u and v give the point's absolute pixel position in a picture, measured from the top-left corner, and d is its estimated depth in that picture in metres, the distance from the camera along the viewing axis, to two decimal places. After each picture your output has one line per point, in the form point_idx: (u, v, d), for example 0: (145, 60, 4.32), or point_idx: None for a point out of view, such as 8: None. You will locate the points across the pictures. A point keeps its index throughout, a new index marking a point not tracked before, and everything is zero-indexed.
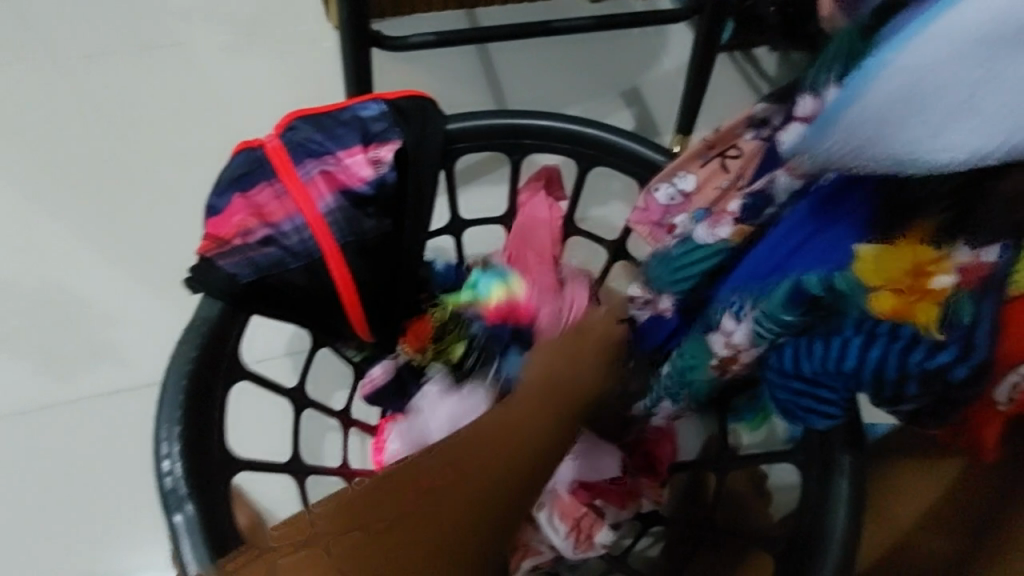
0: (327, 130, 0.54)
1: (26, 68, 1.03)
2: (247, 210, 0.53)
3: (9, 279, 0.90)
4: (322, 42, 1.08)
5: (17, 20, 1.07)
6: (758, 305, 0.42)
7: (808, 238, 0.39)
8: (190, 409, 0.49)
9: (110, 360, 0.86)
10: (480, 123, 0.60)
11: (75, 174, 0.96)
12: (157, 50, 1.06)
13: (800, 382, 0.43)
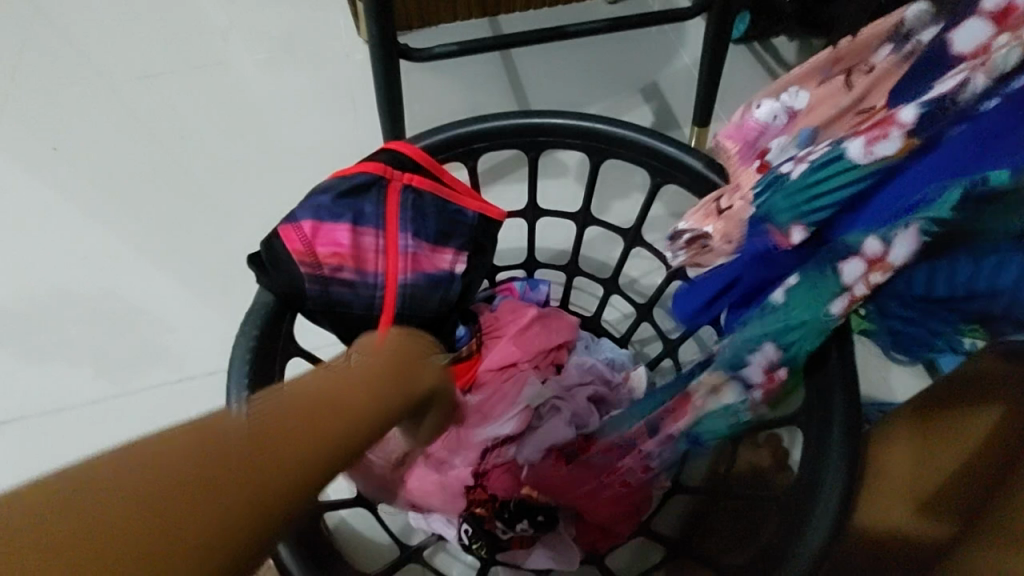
0: (426, 213, 0.63)
1: (94, 93, 1.14)
2: (338, 241, 0.59)
3: (85, 285, 1.00)
4: (356, 54, 1.16)
5: (84, 51, 1.18)
6: (920, 214, 0.40)
7: (974, 145, 0.38)
8: (254, 374, 0.54)
9: (175, 353, 0.95)
10: (498, 123, 0.64)
11: (139, 187, 1.06)
12: (208, 71, 1.16)
13: (920, 306, 0.45)
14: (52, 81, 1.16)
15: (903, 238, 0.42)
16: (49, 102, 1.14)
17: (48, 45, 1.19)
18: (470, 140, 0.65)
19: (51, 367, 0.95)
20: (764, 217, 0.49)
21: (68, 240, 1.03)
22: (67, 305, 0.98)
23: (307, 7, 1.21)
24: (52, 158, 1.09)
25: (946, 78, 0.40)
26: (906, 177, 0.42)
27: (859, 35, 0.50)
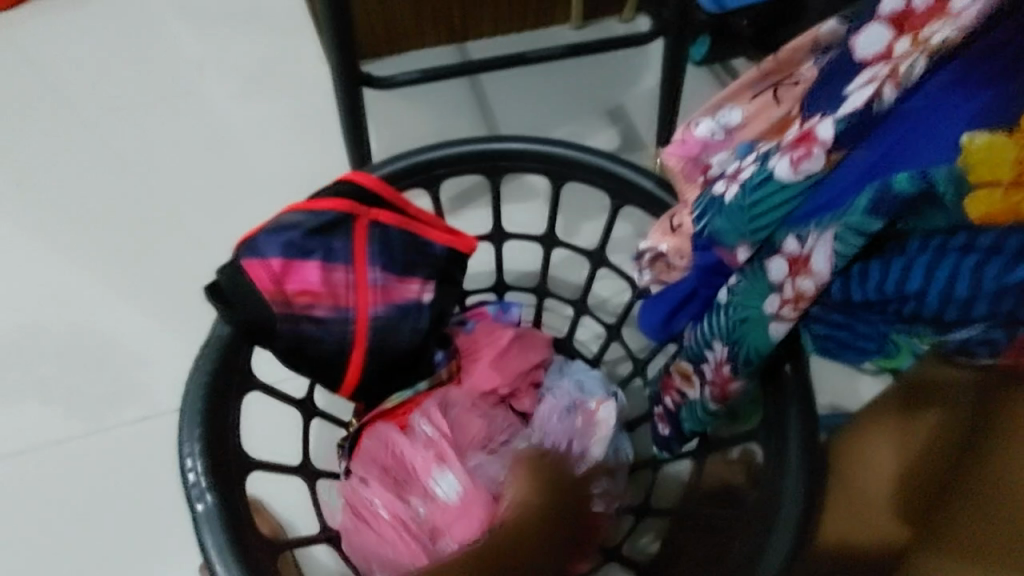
0: (395, 245, 0.62)
1: (59, 126, 1.13)
2: (310, 279, 0.59)
3: (47, 322, 0.97)
4: (326, 82, 1.16)
5: (48, 84, 1.17)
6: (840, 218, 0.41)
7: (865, 152, 0.40)
8: (207, 415, 0.53)
9: (142, 389, 0.92)
10: (458, 149, 0.65)
11: (105, 220, 1.05)
12: (175, 102, 1.15)
13: (839, 311, 0.46)
14: (13, 115, 1.14)
15: (818, 245, 0.43)
16: (11, 136, 1.12)
17: (10, 79, 1.18)
18: (430, 164, 0.65)
19: (11, 409, 0.91)
20: (712, 239, 0.49)
21: (31, 276, 1.01)
22: (28, 343, 0.96)
23: (276, 35, 1.22)
24: (14, 193, 1.07)
25: (859, 88, 0.41)
26: (828, 184, 0.42)
27: (783, 49, 0.53)
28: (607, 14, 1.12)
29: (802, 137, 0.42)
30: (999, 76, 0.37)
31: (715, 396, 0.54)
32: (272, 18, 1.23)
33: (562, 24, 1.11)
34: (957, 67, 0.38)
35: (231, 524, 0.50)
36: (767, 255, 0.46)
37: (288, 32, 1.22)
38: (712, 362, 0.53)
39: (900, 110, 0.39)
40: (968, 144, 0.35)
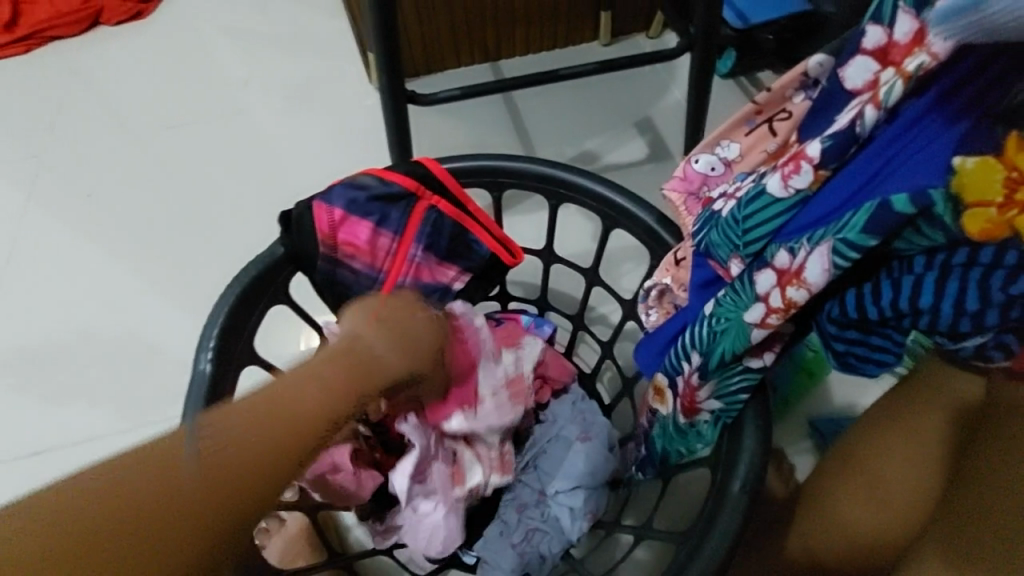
0: (445, 233, 0.66)
1: (125, 144, 1.23)
2: (358, 235, 0.64)
3: (109, 320, 1.06)
4: (367, 102, 1.24)
5: (115, 104, 1.28)
6: (832, 233, 0.44)
7: (855, 172, 0.44)
8: (232, 316, 0.60)
9: None
10: (533, 167, 0.67)
11: (163, 228, 1.13)
12: (228, 119, 1.24)
13: (853, 326, 0.47)
14: (84, 132, 1.25)
15: (799, 254, 0.46)
16: (81, 151, 1.23)
17: (82, 100, 1.29)
18: (497, 175, 0.69)
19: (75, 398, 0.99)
20: (707, 251, 0.54)
21: (97, 278, 1.10)
22: (92, 340, 1.04)
23: (322, 57, 1.30)
24: (82, 203, 1.17)
25: (846, 112, 0.45)
26: (816, 202, 0.46)
27: (774, 85, 0.53)
28: (635, 34, 1.16)
29: (793, 156, 0.47)
30: (981, 99, 0.40)
31: (685, 409, 0.56)
32: (319, 44, 1.32)
33: (591, 41, 1.16)
34: (947, 85, 0.41)
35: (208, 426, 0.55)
36: (755, 269, 0.49)
37: (333, 54, 1.30)
38: (684, 374, 0.55)
39: (886, 134, 0.43)
40: (961, 166, 0.39)
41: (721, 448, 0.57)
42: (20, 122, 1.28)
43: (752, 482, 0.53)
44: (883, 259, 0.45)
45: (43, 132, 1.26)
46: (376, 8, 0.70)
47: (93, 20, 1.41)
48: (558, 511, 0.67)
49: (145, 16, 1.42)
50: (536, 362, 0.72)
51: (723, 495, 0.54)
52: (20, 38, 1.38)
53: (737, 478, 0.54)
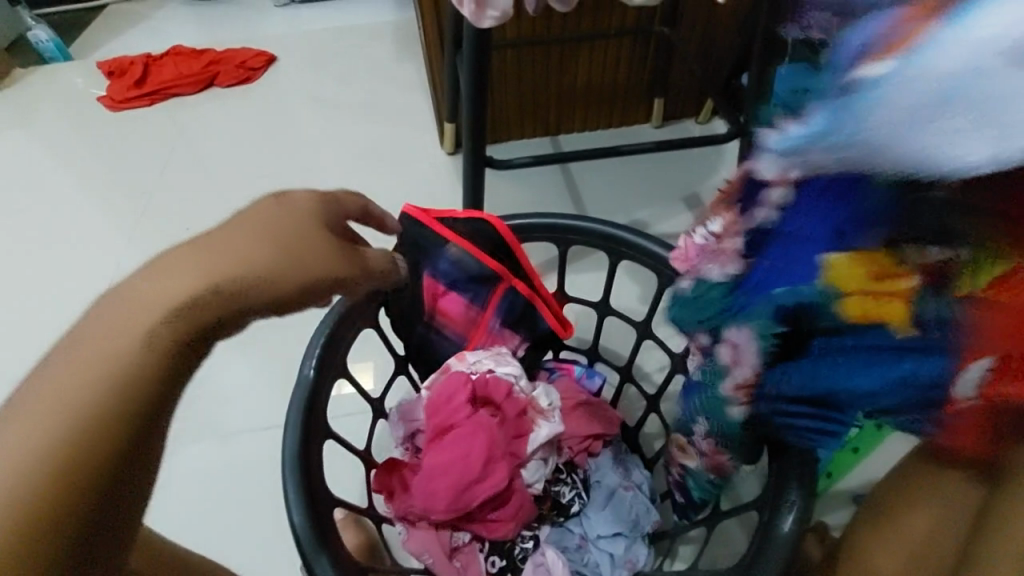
0: (518, 307, 0.73)
1: (221, 186, 1.39)
2: (450, 309, 0.72)
3: None
4: (436, 164, 1.36)
5: (213, 155, 1.46)
6: (738, 325, 0.45)
7: (759, 267, 0.43)
8: (337, 323, 0.57)
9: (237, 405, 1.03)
10: (596, 227, 0.75)
11: None
12: (308, 174, 1.40)
13: (801, 409, 0.45)
14: (184, 176, 1.43)
15: (737, 338, 0.45)
16: (179, 193, 1.40)
17: (185, 150, 1.48)
18: (564, 233, 0.76)
19: None
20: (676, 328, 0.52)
21: None
22: None
23: (397, 125, 1.46)
24: (172, 236, 1.32)
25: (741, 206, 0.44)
26: (739, 289, 0.45)
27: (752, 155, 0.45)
28: (686, 119, 1.27)
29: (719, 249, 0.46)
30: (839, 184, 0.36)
31: (709, 467, 0.58)
32: (398, 113, 1.49)
33: (644, 123, 1.27)
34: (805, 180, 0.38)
35: (309, 429, 0.52)
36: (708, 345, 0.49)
37: (408, 123, 1.46)
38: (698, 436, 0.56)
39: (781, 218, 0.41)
40: (830, 263, 0.38)
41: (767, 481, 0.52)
42: (134, 164, 1.46)
43: (803, 516, 0.47)
44: (807, 344, 0.42)
45: (151, 174, 1.44)
46: (467, 82, 0.82)
47: (210, 82, 1.64)
48: (600, 559, 0.69)
49: (253, 82, 1.64)
50: (587, 420, 0.75)
51: (771, 534, 0.48)
52: (148, 94, 1.62)
53: (788, 515, 0.48)
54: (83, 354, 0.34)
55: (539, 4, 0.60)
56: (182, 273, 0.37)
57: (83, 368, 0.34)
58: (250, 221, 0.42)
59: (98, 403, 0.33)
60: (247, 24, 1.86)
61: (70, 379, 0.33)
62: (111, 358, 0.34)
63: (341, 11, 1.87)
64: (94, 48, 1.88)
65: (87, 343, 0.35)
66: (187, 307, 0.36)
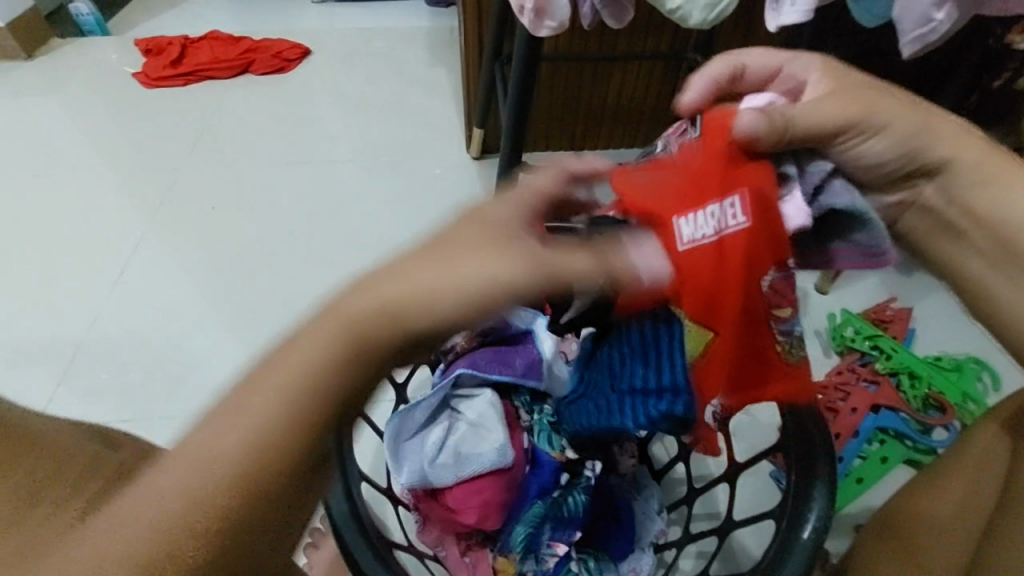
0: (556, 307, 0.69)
1: (243, 167, 1.39)
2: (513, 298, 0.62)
3: (171, 324, 1.09)
4: (458, 166, 1.36)
5: (237, 137, 1.47)
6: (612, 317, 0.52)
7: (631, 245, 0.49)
8: None
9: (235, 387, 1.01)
10: None
11: (247, 243, 1.23)
12: (328, 163, 1.39)
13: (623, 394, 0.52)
14: (206, 154, 1.43)
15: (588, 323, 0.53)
16: (199, 170, 1.39)
17: (211, 130, 1.49)
18: None
19: (124, 383, 1.02)
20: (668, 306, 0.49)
21: (175, 278, 1.17)
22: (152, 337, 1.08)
23: (422, 126, 1.48)
24: (184, 212, 1.30)
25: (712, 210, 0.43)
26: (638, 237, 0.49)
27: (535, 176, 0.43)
28: None
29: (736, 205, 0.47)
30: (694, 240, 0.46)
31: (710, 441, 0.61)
32: (425, 115, 1.51)
33: None
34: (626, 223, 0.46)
35: None
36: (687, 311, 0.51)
37: (433, 125, 1.48)
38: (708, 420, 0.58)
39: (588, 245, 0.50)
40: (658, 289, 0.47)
41: (787, 489, 0.51)
42: (159, 139, 1.47)
43: (819, 532, 0.47)
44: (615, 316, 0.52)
45: (175, 150, 1.45)
46: (514, 89, 0.85)
47: (244, 68, 1.67)
48: None
49: (286, 72, 1.67)
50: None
51: (788, 543, 0.47)
52: (183, 74, 1.65)
53: (805, 526, 0.47)
54: (284, 371, 0.33)
55: (593, 19, 0.62)
56: (381, 295, 0.34)
57: (286, 385, 0.33)
58: (478, 224, 0.36)
59: (304, 414, 0.33)
60: (284, 17, 1.90)
61: (272, 395, 0.33)
62: (314, 371, 0.33)
63: (376, 14, 1.91)
64: (132, 26, 1.91)
65: (286, 359, 0.34)
66: (391, 330, 0.34)
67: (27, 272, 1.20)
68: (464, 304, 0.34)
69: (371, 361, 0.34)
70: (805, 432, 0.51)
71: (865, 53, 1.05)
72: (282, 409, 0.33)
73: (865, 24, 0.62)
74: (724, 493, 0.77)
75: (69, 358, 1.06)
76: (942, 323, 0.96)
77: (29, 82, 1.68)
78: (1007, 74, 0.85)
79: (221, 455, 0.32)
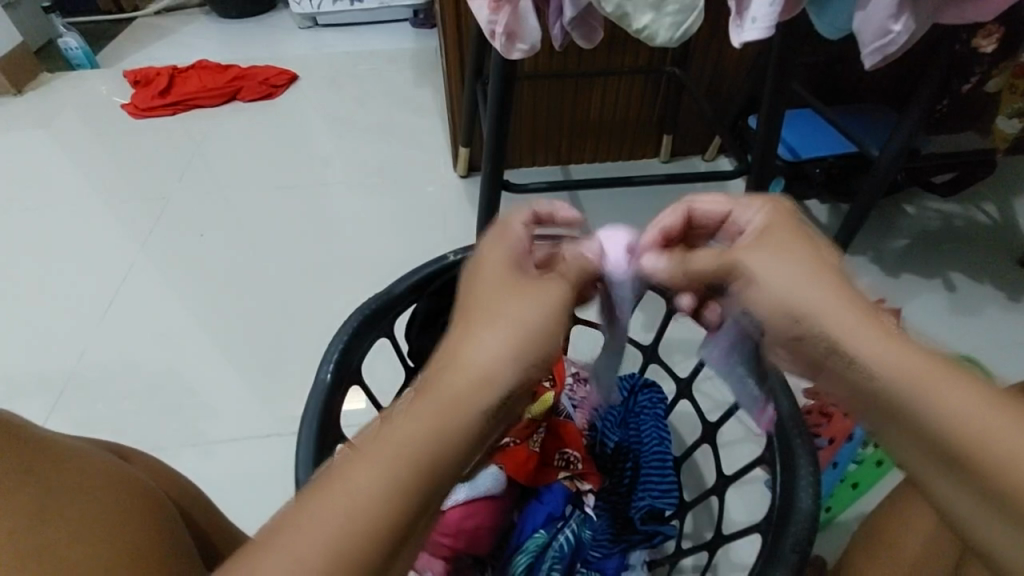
0: None
1: (231, 193, 1.40)
2: None
3: (157, 354, 1.09)
4: (445, 184, 1.37)
5: (225, 164, 1.49)
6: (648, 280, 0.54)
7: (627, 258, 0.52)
8: (357, 329, 0.59)
9: (217, 415, 1.00)
10: None
11: (233, 270, 1.23)
12: (312, 188, 1.40)
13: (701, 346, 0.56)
14: (193, 184, 1.44)
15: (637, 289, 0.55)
16: (187, 198, 1.40)
17: (199, 158, 1.51)
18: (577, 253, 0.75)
19: (107, 415, 1.01)
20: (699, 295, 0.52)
21: (161, 306, 1.17)
22: (137, 367, 1.07)
23: (407, 147, 1.49)
24: (170, 240, 1.30)
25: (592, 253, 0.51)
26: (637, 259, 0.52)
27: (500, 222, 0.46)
28: (691, 156, 1.32)
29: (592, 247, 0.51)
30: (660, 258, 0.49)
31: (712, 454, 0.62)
32: (410, 135, 1.53)
33: (651, 157, 1.31)
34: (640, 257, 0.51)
35: (324, 426, 0.53)
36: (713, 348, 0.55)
37: (418, 145, 1.49)
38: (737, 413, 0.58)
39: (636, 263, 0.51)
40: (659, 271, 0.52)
41: (774, 502, 0.50)
42: (147, 169, 1.49)
43: (804, 543, 0.46)
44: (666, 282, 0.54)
45: (163, 179, 1.46)
46: (492, 108, 0.86)
47: (232, 96, 1.69)
48: None
49: (273, 98, 1.69)
50: (586, 448, 0.69)
51: (774, 556, 0.46)
52: (171, 104, 1.67)
53: (790, 538, 0.46)
54: (383, 448, 0.32)
55: (564, 40, 0.63)
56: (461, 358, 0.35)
57: (395, 458, 0.31)
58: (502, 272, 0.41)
59: (406, 484, 0.31)
60: (271, 45, 1.94)
61: (369, 468, 0.31)
62: (425, 447, 0.32)
63: (361, 37, 1.94)
64: (121, 58, 1.94)
65: (386, 437, 0.32)
66: (482, 394, 0.34)
67: (16, 304, 1.20)
68: (532, 346, 0.37)
69: (470, 429, 0.33)
70: (787, 443, 0.51)
71: (835, 62, 1.08)
72: (388, 480, 0.31)
73: (827, 37, 0.63)
74: (716, 505, 0.77)
75: (58, 391, 1.05)
76: (927, 326, 0.99)
77: (17, 117, 1.69)
78: (974, 78, 0.83)
79: (322, 540, 0.29)
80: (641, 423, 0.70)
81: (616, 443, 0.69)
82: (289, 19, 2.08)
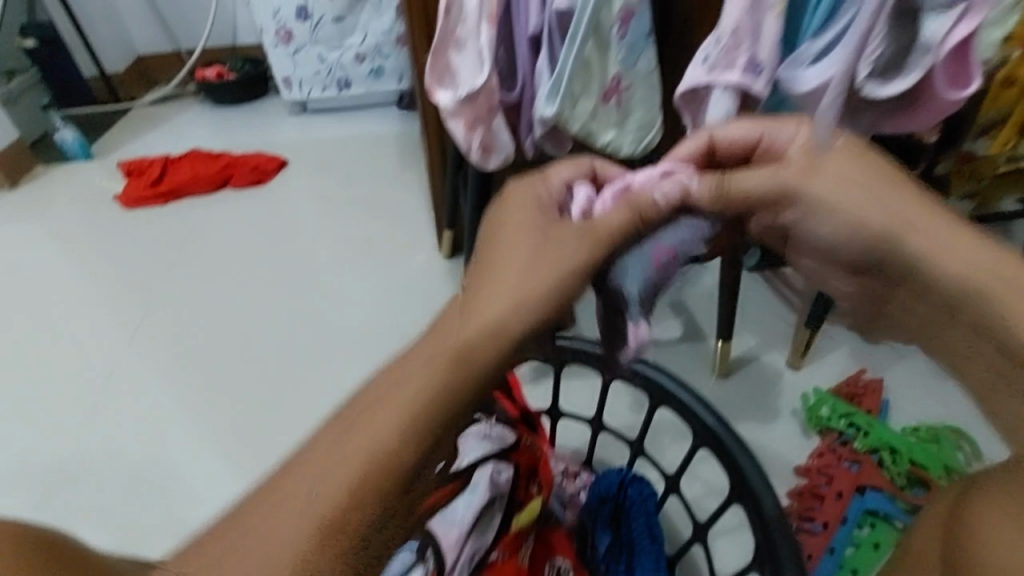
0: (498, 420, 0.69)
1: (218, 279, 1.42)
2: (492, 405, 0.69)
3: (137, 455, 1.06)
4: (432, 264, 1.40)
5: (213, 249, 1.51)
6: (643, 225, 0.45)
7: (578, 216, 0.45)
8: None
9: (198, 520, 0.96)
10: None
11: (217, 359, 1.21)
12: (300, 271, 1.42)
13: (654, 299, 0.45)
14: (179, 271, 1.45)
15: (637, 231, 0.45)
16: (175, 286, 1.41)
17: (188, 244, 1.54)
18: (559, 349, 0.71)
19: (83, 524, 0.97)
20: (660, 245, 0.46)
21: (143, 402, 1.15)
22: (117, 469, 1.04)
23: (394, 227, 1.53)
24: (153, 329, 1.29)
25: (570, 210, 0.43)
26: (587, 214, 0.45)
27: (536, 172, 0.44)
28: None
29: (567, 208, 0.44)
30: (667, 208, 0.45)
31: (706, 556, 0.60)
32: (397, 216, 1.57)
33: None
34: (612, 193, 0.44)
35: None
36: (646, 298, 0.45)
37: (404, 225, 1.54)
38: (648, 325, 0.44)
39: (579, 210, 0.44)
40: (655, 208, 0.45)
41: None
42: (136, 258, 1.51)
43: None
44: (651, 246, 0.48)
45: (152, 267, 1.47)
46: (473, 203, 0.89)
47: (223, 183, 1.74)
48: None
49: (263, 184, 1.74)
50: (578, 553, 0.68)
51: None
52: (163, 193, 1.71)
53: None
54: (345, 448, 0.33)
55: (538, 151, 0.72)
56: (436, 352, 0.35)
57: (372, 436, 0.33)
58: (508, 232, 0.40)
59: (365, 477, 0.32)
60: (262, 131, 2.02)
61: (337, 462, 0.33)
62: (391, 435, 0.33)
63: (348, 122, 2.03)
64: (115, 149, 2.00)
65: (354, 432, 0.34)
66: (452, 392, 0.34)
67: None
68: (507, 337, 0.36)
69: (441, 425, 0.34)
70: (772, 547, 0.51)
71: None
72: (349, 478, 0.32)
73: None
74: None
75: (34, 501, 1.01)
76: (911, 390, 1.00)
77: (11, 211, 1.72)
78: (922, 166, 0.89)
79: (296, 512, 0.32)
80: (633, 521, 0.68)
81: (608, 544, 0.67)
82: (280, 105, 2.18)
